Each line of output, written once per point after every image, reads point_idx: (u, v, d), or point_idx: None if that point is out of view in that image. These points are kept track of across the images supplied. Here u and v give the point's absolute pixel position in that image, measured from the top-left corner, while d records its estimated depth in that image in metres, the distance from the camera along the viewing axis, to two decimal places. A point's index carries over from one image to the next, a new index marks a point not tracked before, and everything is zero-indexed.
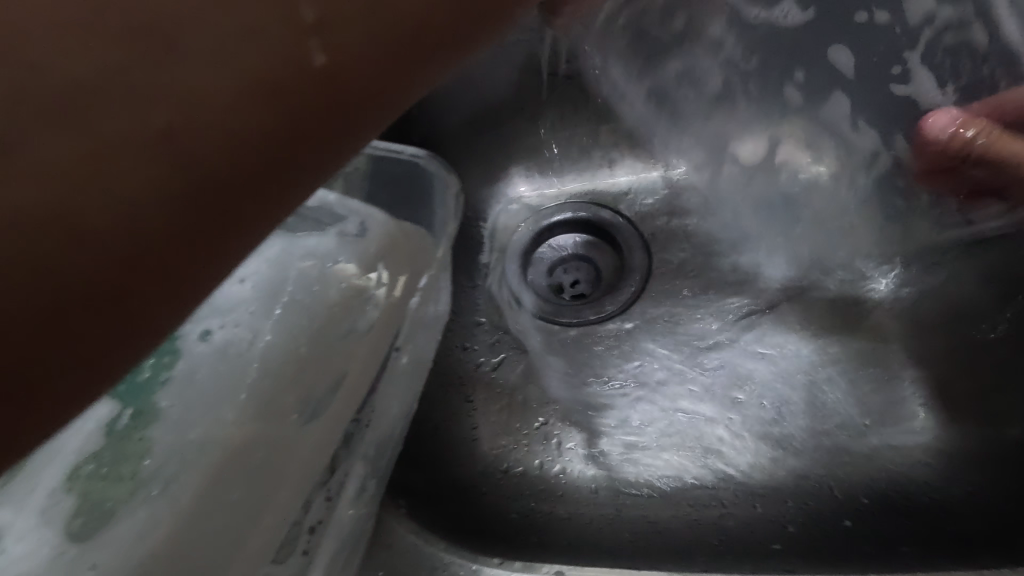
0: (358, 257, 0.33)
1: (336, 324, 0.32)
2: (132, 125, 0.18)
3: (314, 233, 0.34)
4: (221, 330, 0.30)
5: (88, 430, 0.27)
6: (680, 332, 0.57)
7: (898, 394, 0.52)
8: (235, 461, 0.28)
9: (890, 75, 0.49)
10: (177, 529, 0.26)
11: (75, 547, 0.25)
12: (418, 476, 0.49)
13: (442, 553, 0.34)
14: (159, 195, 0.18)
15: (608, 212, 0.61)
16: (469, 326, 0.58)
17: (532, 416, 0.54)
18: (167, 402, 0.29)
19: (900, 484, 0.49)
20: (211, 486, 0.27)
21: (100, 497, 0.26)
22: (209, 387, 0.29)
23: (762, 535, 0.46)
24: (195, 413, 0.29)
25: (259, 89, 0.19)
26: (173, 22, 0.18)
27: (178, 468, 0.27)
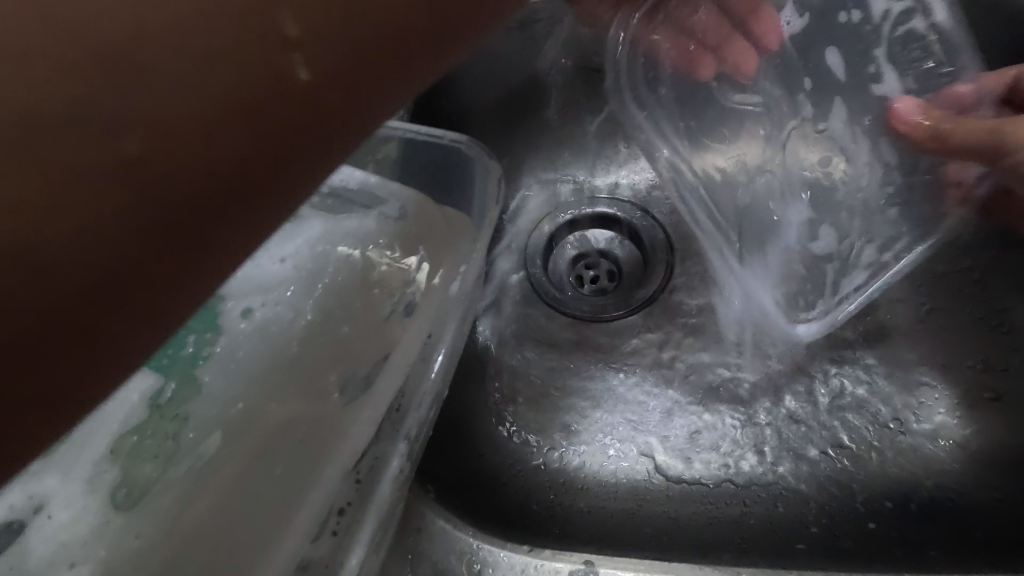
0: (399, 240, 0.35)
1: (377, 306, 0.33)
2: (101, 150, 0.17)
3: (357, 216, 0.36)
4: (262, 308, 0.32)
5: (133, 402, 0.29)
6: (705, 326, 0.57)
7: (928, 398, 0.52)
8: (273, 437, 0.29)
9: (867, 75, 0.50)
10: (216, 501, 0.27)
11: (120, 515, 0.27)
12: (442, 464, 0.49)
13: (470, 539, 0.35)
14: (135, 221, 0.18)
15: (635, 207, 0.61)
16: (490, 317, 0.58)
17: (554, 408, 0.54)
18: (209, 377, 0.30)
19: (923, 488, 0.48)
20: (255, 458, 0.29)
21: (143, 467, 0.28)
22: (249, 364, 0.31)
23: (785, 535, 0.46)
24: (235, 389, 0.30)
25: (278, 94, 0.19)
26: (148, 40, 0.17)
27: (218, 441, 0.29)
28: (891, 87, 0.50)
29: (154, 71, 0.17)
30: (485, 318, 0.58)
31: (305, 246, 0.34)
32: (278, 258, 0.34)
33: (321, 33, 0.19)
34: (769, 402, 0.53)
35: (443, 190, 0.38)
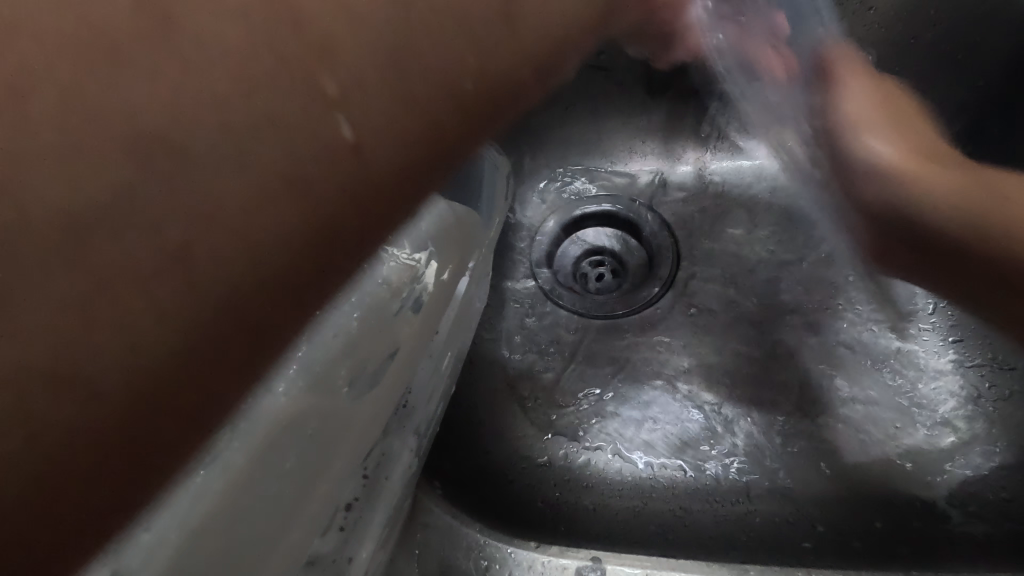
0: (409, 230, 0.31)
1: (387, 301, 0.30)
2: (170, 238, 0.21)
3: None
4: None
5: None
6: (709, 325, 0.56)
7: (932, 397, 0.51)
8: (282, 436, 0.26)
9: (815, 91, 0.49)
10: (221, 508, 0.24)
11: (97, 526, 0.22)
12: (447, 460, 0.49)
13: (478, 535, 0.36)
14: (213, 291, 0.22)
15: (638, 206, 0.61)
16: (495, 315, 0.58)
17: (558, 406, 0.54)
18: None
19: (930, 487, 0.48)
20: (262, 459, 0.26)
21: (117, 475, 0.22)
22: None
23: (791, 533, 0.46)
24: None
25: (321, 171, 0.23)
26: (198, 137, 0.20)
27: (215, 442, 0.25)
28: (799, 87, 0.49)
29: (211, 170, 0.21)
30: (490, 316, 0.58)
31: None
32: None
33: (357, 90, 0.23)
34: (774, 401, 0.53)
35: None
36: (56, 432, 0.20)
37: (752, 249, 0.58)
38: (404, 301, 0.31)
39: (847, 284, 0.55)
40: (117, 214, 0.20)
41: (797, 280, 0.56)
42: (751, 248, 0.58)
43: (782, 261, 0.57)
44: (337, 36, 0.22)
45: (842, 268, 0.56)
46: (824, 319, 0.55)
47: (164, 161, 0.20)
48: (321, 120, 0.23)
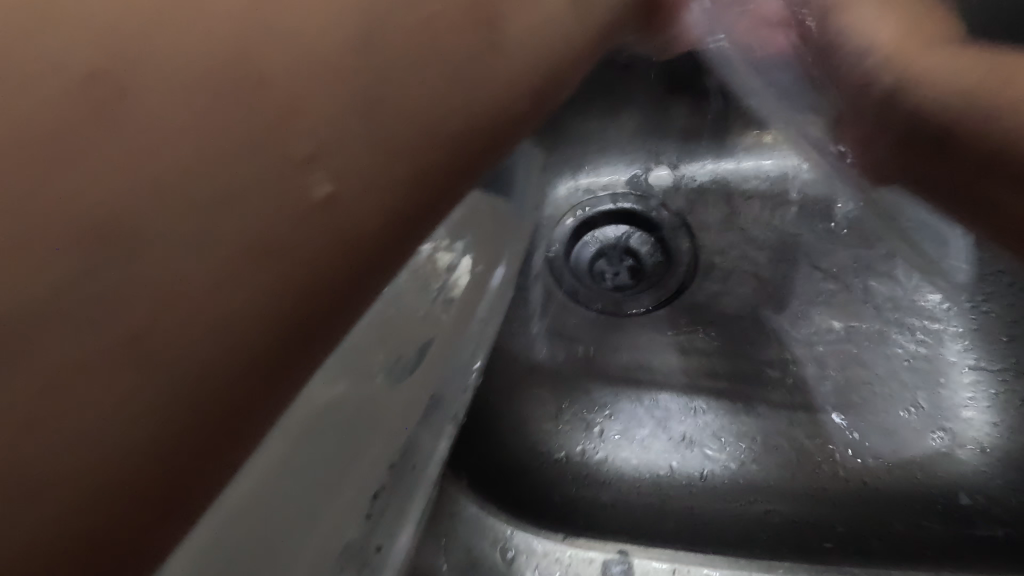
0: None
1: (420, 294, 0.30)
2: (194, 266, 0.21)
3: None
4: None
5: None
6: (727, 326, 0.56)
7: (954, 400, 0.51)
8: (326, 417, 0.27)
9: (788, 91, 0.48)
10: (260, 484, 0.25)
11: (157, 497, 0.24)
12: (465, 453, 0.49)
13: (504, 526, 0.36)
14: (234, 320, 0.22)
15: (659, 205, 0.60)
16: (513, 312, 0.58)
17: (576, 403, 0.55)
18: None
19: (950, 490, 0.48)
20: (300, 442, 0.26)
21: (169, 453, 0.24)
22: None
23: (811, 532, 0.46)
24: None
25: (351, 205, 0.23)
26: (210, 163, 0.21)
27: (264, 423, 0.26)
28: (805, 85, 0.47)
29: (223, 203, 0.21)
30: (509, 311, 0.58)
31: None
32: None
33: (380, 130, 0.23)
34: (793, 402, 0.53)
35: None
36: (92, 462, 0.21)
37: (773, 247, 0.57)
38: (435, 293, 0.31)
39: (870, 284, 0.54)
40: (140, 240, 0.20)
41: (818, 279, 0.56)
42: (772, 245, 0.57)
43: (805, 260, 0.56)
44: (314, 85, 0.22)
45: (866, 268, 0.55)
46: (844, 320, 0.55)
47: (191, 221, 0.21)
48: (292, 183, 0.22)
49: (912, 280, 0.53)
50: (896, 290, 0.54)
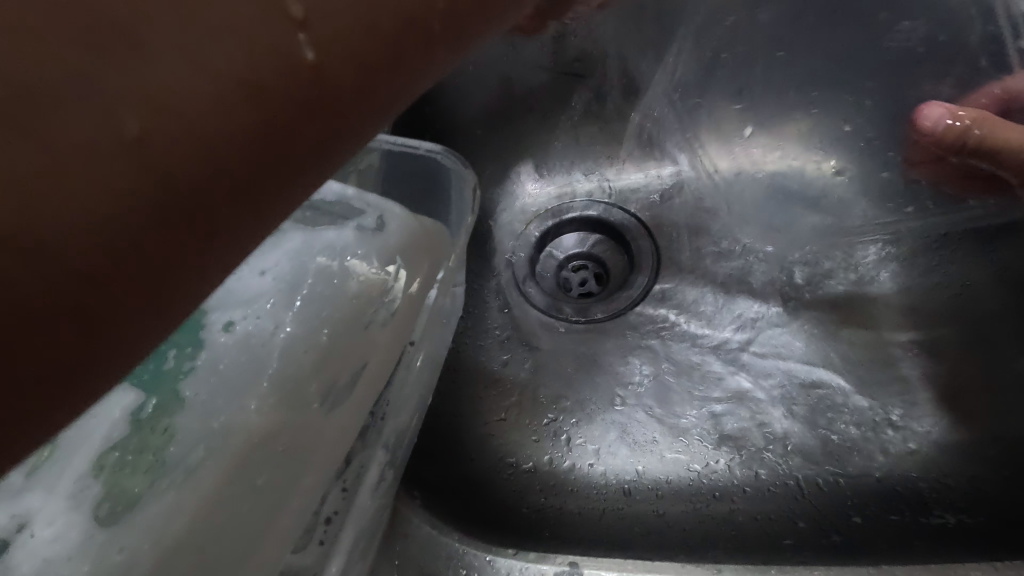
0: (379, 251, 0.34)
1: (357, 315, 0.33)
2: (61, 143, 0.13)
3: (335, 226, 0.35)
4: (243, 321, 0.32)
5: (115, 417, 0.29)
6: (687, 326, 0.58)
7: (907, 390, 0.52)
8: (262, 449, 0.29)
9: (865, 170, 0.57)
10: (199, 516, 0.27)
11: (103, 532, 0.26)
12: (430, 470, 0.48)
13: (455, 544, 0.35)
14: (120, 226, 0.14)
15: (617, 210, 0.63)
16: (478, 323, 0.59)
17: (542, 412, 0.55)
18: (191, 392, 0.30)
19: (909, 480, 0.49)
20: (241, 467, 0.28)
21: (121, 486, 0.27)
22: (232, 376, 0.30)
23: (774, 530, 0.46)
24: (220, 402, 0.30)
25: (293, 79, 0.16)
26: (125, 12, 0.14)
27: (204, 455, 0.28)
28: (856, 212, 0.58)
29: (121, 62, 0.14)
30: (472, 324, 0.59)
31: (284, 260, 0.34)
32: (258, 271, 0.33)
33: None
34: (754, 398, 0.54)
35: (426, 200, 0.39)
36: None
37: (727, 250, 0.60)
38: (369, 317, 0.33)
39: (814, 280, 0.58)
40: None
41: (768, 278, 0.58)
42: (725, 248, 0.60)
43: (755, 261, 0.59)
44: None
45: (809, 263, 0.58)
46: (796, 312, 0.57)
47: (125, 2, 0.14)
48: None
49: (851, 275, 0.57)
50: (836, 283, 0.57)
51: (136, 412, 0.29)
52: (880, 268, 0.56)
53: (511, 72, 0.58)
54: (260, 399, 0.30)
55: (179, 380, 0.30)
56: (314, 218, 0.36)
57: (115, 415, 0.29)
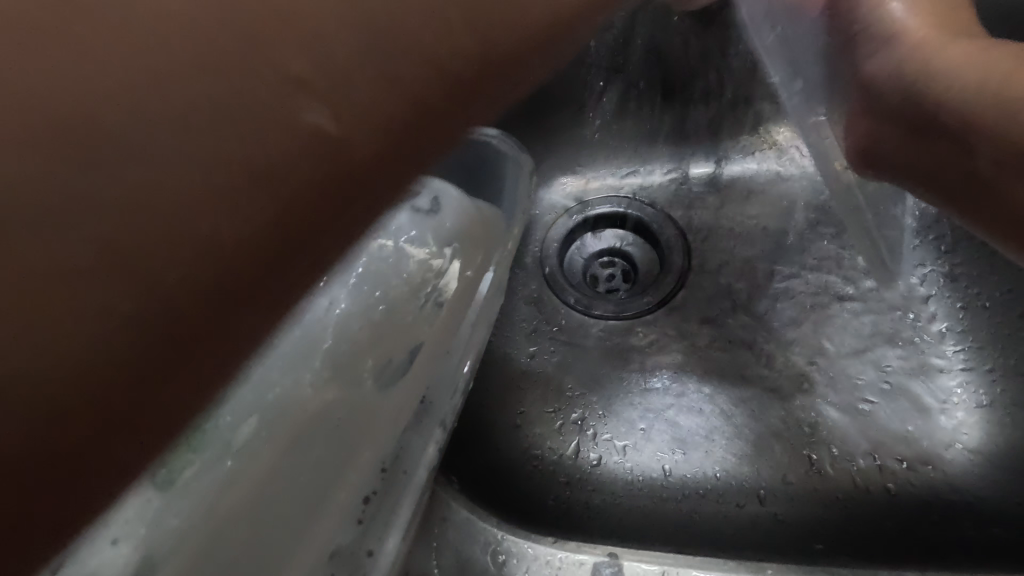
0: (432, 232, 0.34)
1: (409, 297, 0.33)
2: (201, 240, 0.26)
3: (389, 205, 0.34)
4: (298, 295, 0.30)
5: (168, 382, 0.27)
6: (721, 326, 0.57)
7: (943, 399, 0.52)
8: (315, 425, 0.29)
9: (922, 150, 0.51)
10: (253, 486, 0.28)
11: (161, 496, 0.26)
12: (458, 459, 0.48)
13: (494, 529, 0.36)
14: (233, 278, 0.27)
15: (651, 208, 0.63)
16: (509, 314, 0.59)
17: (569, 407, 0.55)
18: (248, 361, 0.29)
19: (942, 492, 0.48)
20: (295, 443, 0.29)
21: (178, 451, 0.27)
22: (289, 349, 0.30)
23: (803, 535, 0.46)
24: (275, 373, 0.29)
25: (324, 180, 0.28)
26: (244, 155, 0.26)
27: (260, 427, 0.29)
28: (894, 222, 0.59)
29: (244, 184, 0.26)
30: (505, 315, 0.59)
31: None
32: None
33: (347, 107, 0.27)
34: (787, 401, 0.54)
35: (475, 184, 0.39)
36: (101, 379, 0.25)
37: (763, 251, 0.60)
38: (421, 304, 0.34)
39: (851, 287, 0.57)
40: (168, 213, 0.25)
41: (805, 280, 0.58)
42: (761, 248, 0.60)
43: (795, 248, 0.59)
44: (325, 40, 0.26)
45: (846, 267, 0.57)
46: (831, 316, 0.56)
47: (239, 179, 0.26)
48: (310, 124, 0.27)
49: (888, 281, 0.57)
50: (873, 288, 0.56)
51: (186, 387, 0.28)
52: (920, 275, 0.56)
53: None
54: (315, 378, 0.30)
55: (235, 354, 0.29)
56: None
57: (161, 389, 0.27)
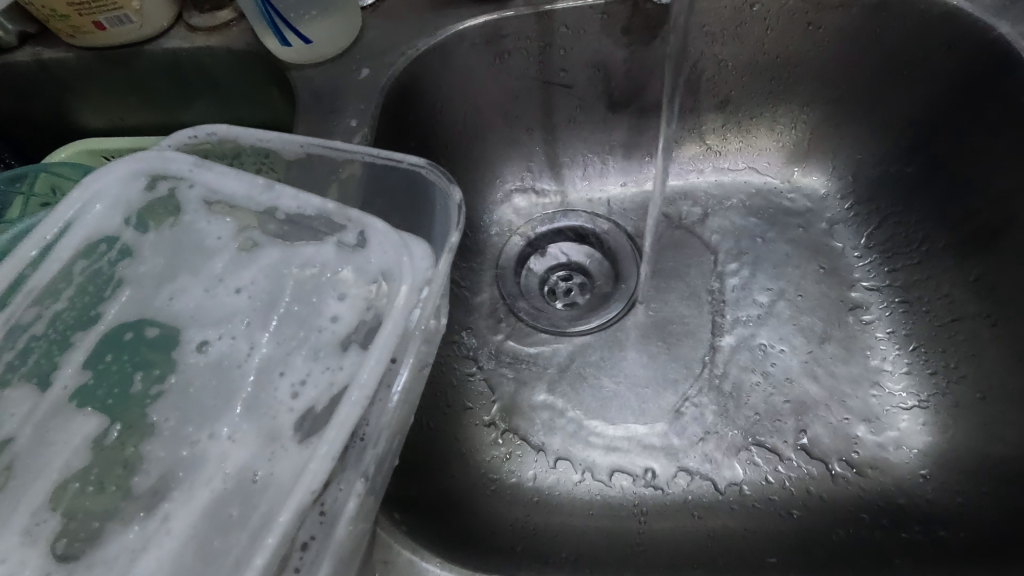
0: (358, 266, 0.33)
1: (322, 333, 0.32)
2: None
3: (313, 242, 0.34)
4: (218, 342, 0.32)
5: (79, 445, 0.30)
6: (675, 339, 0.57)
7: (888, 403, 0.53)
8: (229, 479, 0.28)
9: (937, 145, 0.54)
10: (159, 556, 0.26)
11: (60, 568, 0.26)
12: (413, 489, 0.45)
13: (436, 570, 0.34)
14: None
15: (603, 221, 0.64)
16: (461, 333, 0.58)
17: (526, 430, 0.54)
18: (158, 417, 0.30)
19: (890, 494, 0.49)
20: (210, 506, 0.28)
21: (84, 517, 0.28)
22: (202, 400, 0.31)
23: (758, 547, 0.46)
24: (187, 426, 0.30)
25: None
26: None
27: (169, 487, 0.28)
28: (837, 230, 0.61)
29: None
30: (457, 335, 0.58)
31: (259, 276, 0.34)
32: (234, 289, 0.34)
33: None
34: (740, 411, 0.54)
35: (412, 213, 0.37)
36: None
37: (713, 261, 0.61)
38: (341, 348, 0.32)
39: (793, 295, 0.58)
40: None
41: (753, 288, 0.59)
42: (711, 258, 0.61)
43: (743, 260, 0.60)
44: None
45: (790, 275, 0.59)
46: (780, 322, 0.57)
47: None
48: None
49: (833, 288, 0.58)
50: (818, 295, 0.58)
51: (96, 442, 0.30)
52: (863, 279, 0.58)
53: (499, 80, 0.58)
54: (234, 424, 0.30)
55: (148, 401, 0.31)
56: (293, 239, 0.35)
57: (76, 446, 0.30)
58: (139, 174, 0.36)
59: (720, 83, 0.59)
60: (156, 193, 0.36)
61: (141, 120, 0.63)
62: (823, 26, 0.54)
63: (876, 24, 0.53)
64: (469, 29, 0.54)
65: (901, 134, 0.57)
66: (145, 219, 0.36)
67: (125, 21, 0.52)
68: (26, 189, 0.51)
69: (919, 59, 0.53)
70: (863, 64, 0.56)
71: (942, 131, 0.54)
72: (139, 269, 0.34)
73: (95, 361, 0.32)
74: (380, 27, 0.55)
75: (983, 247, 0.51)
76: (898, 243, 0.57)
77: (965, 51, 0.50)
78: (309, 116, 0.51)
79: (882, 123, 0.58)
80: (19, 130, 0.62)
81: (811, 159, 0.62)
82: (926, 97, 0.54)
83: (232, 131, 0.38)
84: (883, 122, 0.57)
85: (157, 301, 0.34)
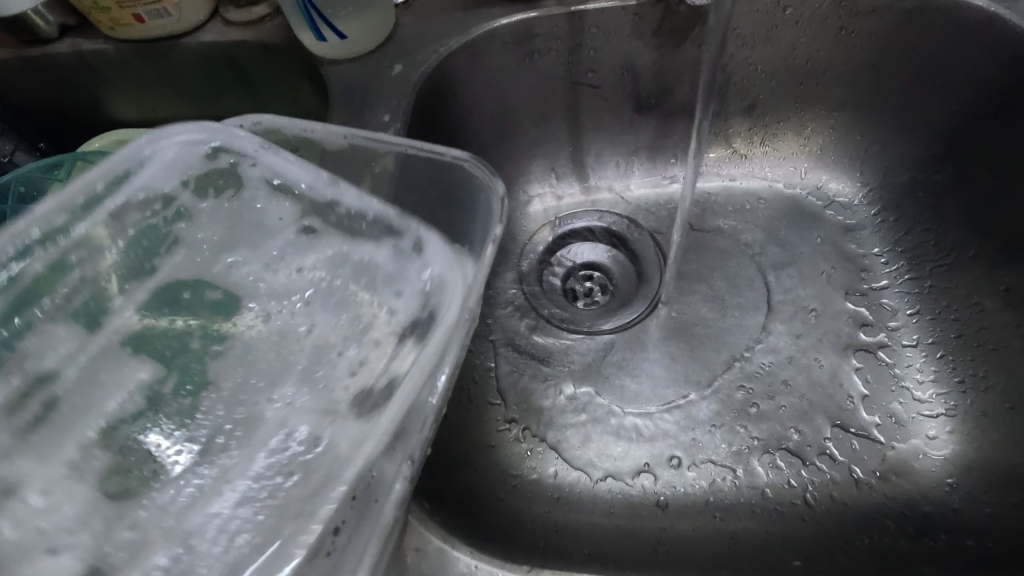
0: (415, 266, 0.36)
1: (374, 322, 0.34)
2: None
3: (370, 241, 0.37)
4: (277, 316, 0.35)
5: (134, 391, 0.33)
6: (698, 341, 0.57)
7: (914, 412, 0.52)
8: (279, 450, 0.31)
9: (969, 152, 0.54)
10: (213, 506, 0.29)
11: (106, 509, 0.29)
12: (438, 481, 0.46)
13: (467, 560, 0.35)
14: None
15: (627, 224, 0.64)
16: (485, 331, 0.59)
17: (548, 426, 0.54)
18: (215, 377, 0.34)
19: (915, 502, 0.49)
20: (264, 466, 0.30)
21: (135, 460, 0.31)
22: (259, 367, 0.34)
23: (780, 551, 0.46)
24: (244, 390, 0.33)
25: None
26: None
27: (222, 439, 0.31)
28: (863, 236, 0.60)
29: None
30: (481, 331, 0.59)
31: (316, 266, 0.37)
32: (296, 271, 0.37)
33: None
34: (762, 415, 0.54)
35: (448, 207, 0.37)
36: None
37: (735, 266, 0.60)
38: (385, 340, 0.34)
39: (819, 301, 0.58)
40: None
41: (778, 293, 0.59)
42: (735, 262, 0.61)
43: (766, 264, 0.60)
44: None
45: (815, 280, 0.59)
46: (804, 327, 0.57)
47: None
48: None
49: (858, 294, 0.58)
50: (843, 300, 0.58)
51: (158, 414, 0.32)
52: (891, 287, 0.58)
53: (529, 80, 0.58)
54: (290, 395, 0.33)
55: (203, 364, 0.34)
56: (352, 233, 0.37)
57: (135, 426, 0.32)
58: (199, 143, 0.37)
59: (749, 86, 0.59)
60: (216, 163, 0.37)
61: (173, 112, 0.64)
62: (856, 31, 0.54)
63: (907, 29, 0.53)
64: (502, 28, 0.54)
65: (931, 141, 0.56)
66: (204, 187, 0.37)
67: (164, 14, 0.53)
68: (64, 176, 0.52)
69: (953, 64, 0.52)
70: (895, 70, 0.55)
71: (974, 138, 0.53)
72: (194, 235, 0.37)
73: (146, 320, 0.35)
74: (413, 24, 0.55)
75: (1015, 256, 0.50)
76: (928, 250, 0.57)
77: (1001, 57, 0.50)
78: (342, 110, 0.51)
79: (912, 130, 0.57)
80: (54, 119, 0.63)
81: (839, 164, 0.62)
82: (959, 104, 0.54)
83: (276, 122, 0.39)
84: (913, 129, 0.57)
85: (211, 271, 0.36)
